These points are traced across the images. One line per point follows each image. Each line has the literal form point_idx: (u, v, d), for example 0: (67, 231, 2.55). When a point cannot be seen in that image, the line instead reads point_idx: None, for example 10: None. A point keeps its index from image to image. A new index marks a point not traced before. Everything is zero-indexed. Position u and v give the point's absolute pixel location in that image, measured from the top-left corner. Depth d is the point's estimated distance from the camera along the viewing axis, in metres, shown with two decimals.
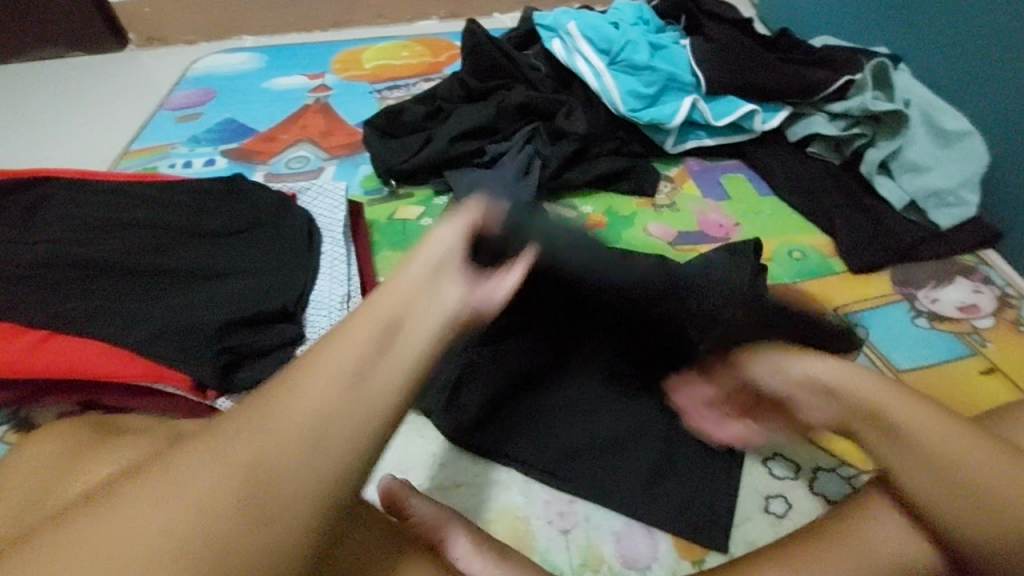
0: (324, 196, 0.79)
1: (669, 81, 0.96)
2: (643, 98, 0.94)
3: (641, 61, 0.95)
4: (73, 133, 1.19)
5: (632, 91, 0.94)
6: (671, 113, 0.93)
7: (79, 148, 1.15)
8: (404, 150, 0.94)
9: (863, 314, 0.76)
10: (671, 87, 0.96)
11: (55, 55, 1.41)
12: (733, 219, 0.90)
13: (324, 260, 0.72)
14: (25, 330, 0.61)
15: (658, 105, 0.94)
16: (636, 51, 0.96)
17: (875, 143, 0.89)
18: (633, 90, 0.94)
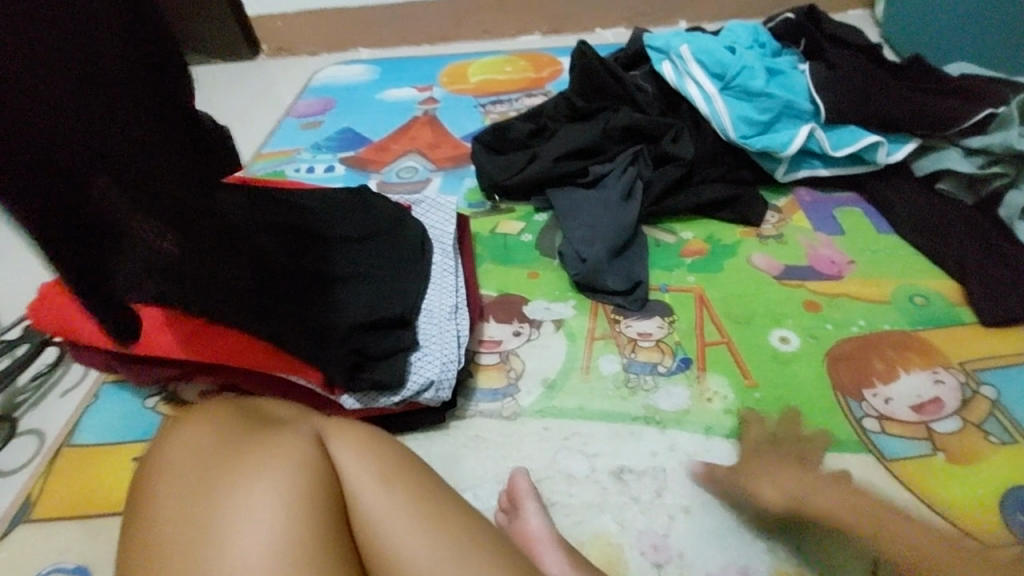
0: (436, 207, 0.85)
1: (788, 108, 0.92)
2: (758, 126, 0.91)
3: (758, 86, 0.92)
4: None
5: (748, 118, 0.91)
6: (788, 143, 0.90)
7: None
8: (509, 166, 0.98)
9: (995, 372, 0.70)
10: (787, 113, 0.92)
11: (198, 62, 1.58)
12: (847, 256, 0.86)
13: (434, 270, 0.77)
14: (176, 320, 0.67)
15: (774, 134, 0.91)
16: (753, 77, 0.93)
17: (1018, 184, 0.82)
18: (748, 117, 0.91)
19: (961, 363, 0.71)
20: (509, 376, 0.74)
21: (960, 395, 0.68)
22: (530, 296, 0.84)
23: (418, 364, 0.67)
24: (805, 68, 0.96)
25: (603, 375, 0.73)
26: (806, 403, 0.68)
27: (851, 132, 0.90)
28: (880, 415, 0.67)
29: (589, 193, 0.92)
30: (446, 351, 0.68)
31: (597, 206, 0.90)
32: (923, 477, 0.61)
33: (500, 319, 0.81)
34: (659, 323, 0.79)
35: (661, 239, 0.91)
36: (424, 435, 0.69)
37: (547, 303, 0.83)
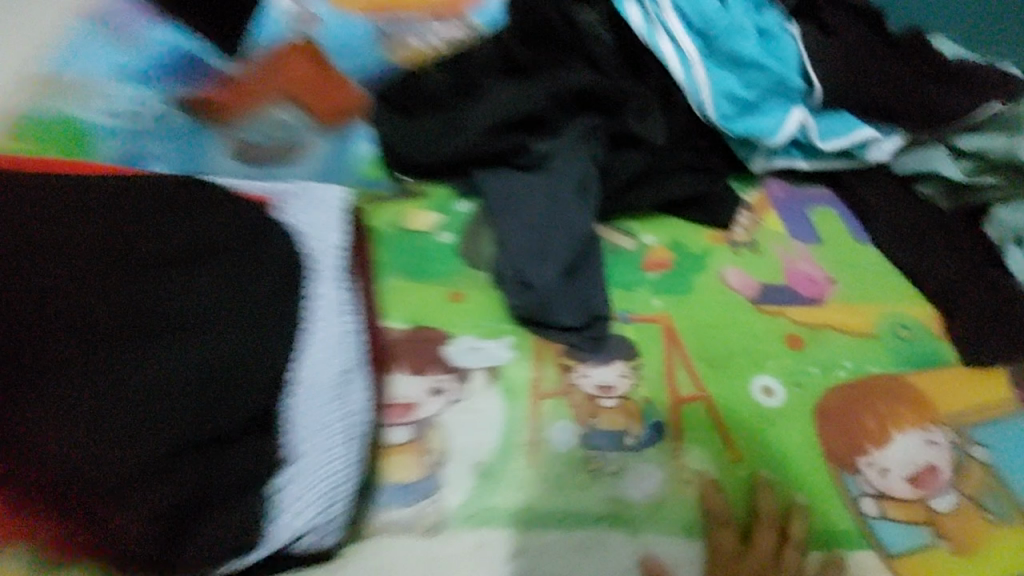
0: (319, 204, 0.61)
1: (779, 84, 0.74)
2: (744, 106, 0.73)
3: (747, 52, 0.73)
4: None
5: (733, 95, 0.73)
6: (777, 131, 0.73)
7: None
8: (421, 133, 0.72)
9: (984, 427, 0.62)
10: (777, 91, 0.74)
11: None
12: (827, 273, 0.73)
13: (319, 316, 0.53)
14: None
15: (761, 117, 0.73)
16: (741, 38, 0.73)
17: (1010, 200, 0.73)
18: (734, 95, 0.73)
19: (951, 418, 0.62)
20: (426, 463, 0.52)
21: (953, 460, 0.59)
22: (451, 329, 0.61)
23: (297, 484, 0.46)
24: (794, 30, 0.78)
25: (554, 455, 0.54)
26: (799, 480, 0.56)
27: (842, 121, 0.75)
28: (876, 494, 0.56)
29: (530, 181, 0.70)
30: (333, 461, 0.47)
31: (544, 203, 0.68)
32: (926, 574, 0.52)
33: (411, 368, 0.58)
34: (622, 371, 0.60)
35: (618, 245, 0.71)
36: (295, 574, 0.46)
37: (475, 340, 0.60)
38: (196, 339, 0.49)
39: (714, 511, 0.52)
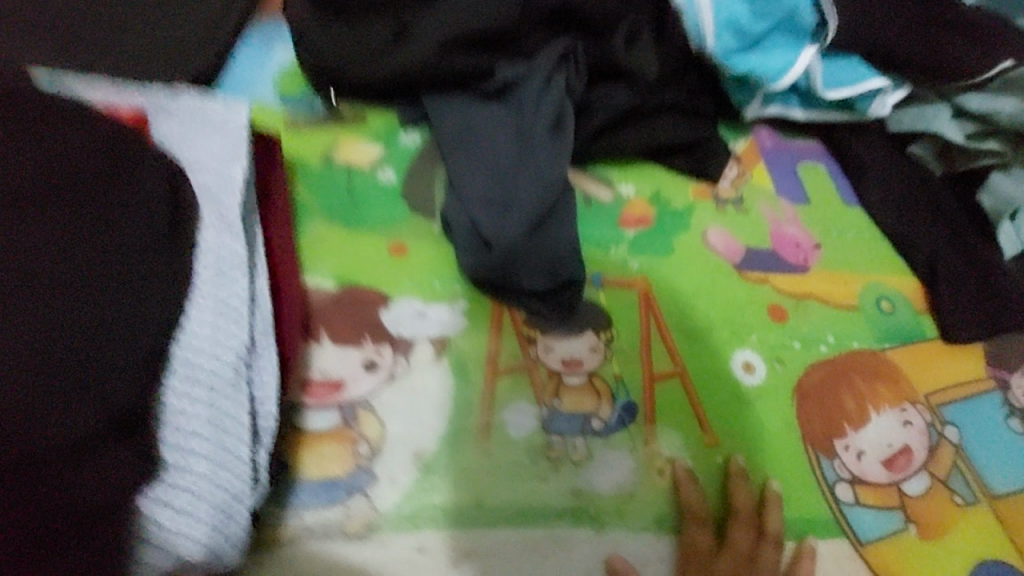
0: (194, 116, 0.48)
1: (789, 18, 0.64)
2: (748, 39, 0.63)
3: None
4: None
5: (737, 26, 0.62)
6: (779, 74, 0.64)
7: None
8: (360, 43, 0.59)
9: (955, 406, 0.60)
10: (783, 26, 0.64)
11: None
12: (813, 236, 0.67)
13: (205, 278, 0.42)
14: None
15: (764, 55, 0.64)
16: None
17: (1009, 168, 0.68)
18: (738, 26, 0.62)
19: (928, 397, 0.59)
20: (357, 454, 0.44)
21: (928, 443, 0.56)
22: (392, 290, 0.51)
23: (181, 497, 0.38)
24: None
25: (510, 441, 0.47)
26: (776, 466, 0.51)
27: (850, 67, 0.67)
28: (851, 478, 0.52)
29: (491, 112, 0.59)
30: (226, 466, 0.39)
31: (509, 143, 0.58)
32: (896, 563, 0.50)
33: (343, 337, 0.48)
34: (592, 344, 0.53)
35: (592, 196, 0.62)
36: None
37: (421, 305, 0.51)
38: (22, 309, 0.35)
39: (684, 504, 0.47)
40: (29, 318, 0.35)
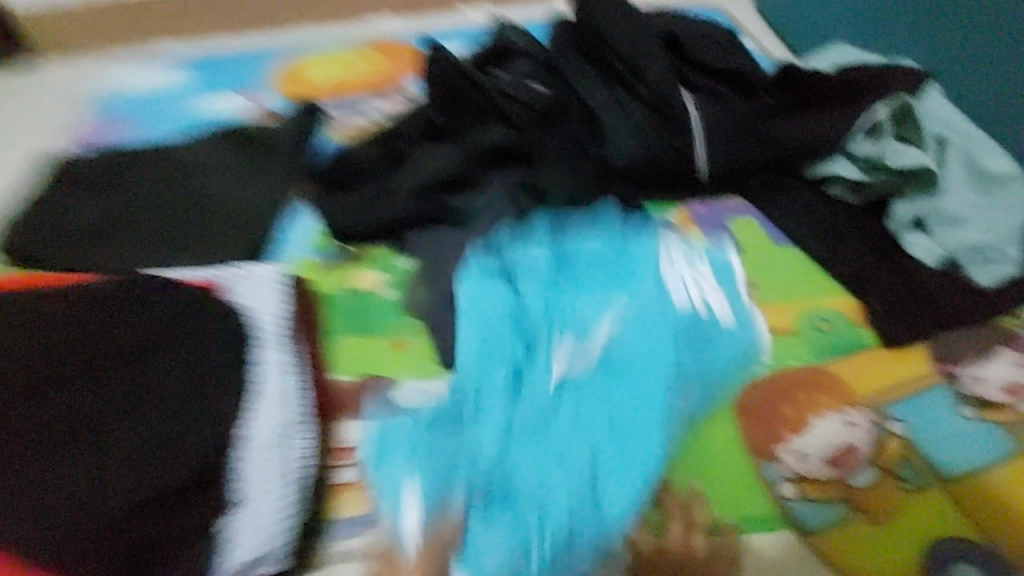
0: (254, 277, 0.67)
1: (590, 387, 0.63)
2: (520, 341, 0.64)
3: (596, 275, 0.70)
4: None
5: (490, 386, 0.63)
6: (548, 494, 0.57)
7: None
8: (359, 206, 0.79)
9: (902, 404, 0.65)
10: (613, 405, 0.61)
11: None
12: (747, 278, 0.78)
13: (259, 380, 0.59)
14: None
15: (541, 444, 0.59)
16: (628, 260, 0.71)
17: (904, 194, 0.77)
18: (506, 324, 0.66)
19: (870, 400, 0.65)
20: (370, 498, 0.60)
21: (873, 439, 0.62)
22: (398, 377, 0.69)
23: (237, 527, 0.53)
24: (687, 87, 0.86)
25: None
26: (718, 472, 0.61)
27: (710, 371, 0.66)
28: (795, 477, 0.60)
29: (453, 237, 0.75)
30: (264, 522, 0.54)
31: (461, 253, 0.73)
32: (840, 544, 0.57)
33: (358, 416, 0.65)
34: None
35: None
36: None
37: (417, 385, 0.68)
38: (145, 417, 0.55)
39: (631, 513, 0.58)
40: (147, 421, 0.54)
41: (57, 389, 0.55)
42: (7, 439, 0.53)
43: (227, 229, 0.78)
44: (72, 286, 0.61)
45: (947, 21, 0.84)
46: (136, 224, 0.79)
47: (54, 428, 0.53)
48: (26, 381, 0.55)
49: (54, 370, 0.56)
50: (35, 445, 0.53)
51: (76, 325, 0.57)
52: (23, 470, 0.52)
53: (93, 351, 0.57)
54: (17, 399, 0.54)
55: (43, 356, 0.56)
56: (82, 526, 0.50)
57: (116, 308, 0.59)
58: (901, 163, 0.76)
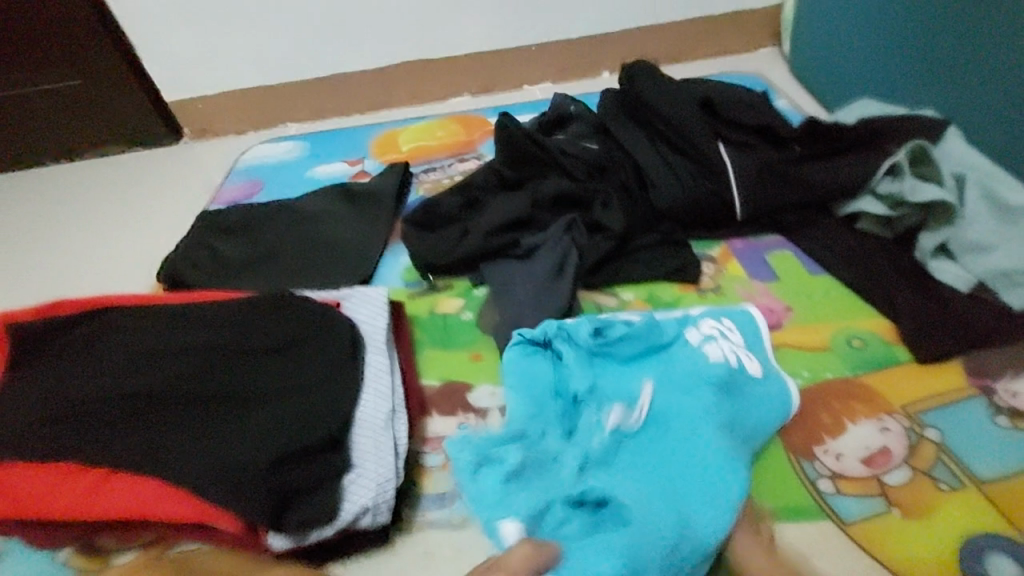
0: (362, 295, 0.77)
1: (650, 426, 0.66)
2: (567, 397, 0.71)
3: (633, 347, 0.73)
4: (125, 245, 1.22)
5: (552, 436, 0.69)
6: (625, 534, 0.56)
7: (126, 264, 1.18)
8: (441, 244, 0.95)
9: (937, 414, 0.71)
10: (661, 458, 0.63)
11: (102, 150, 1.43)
12: (784, 303, 0.86)
13: (368, 373, 0.69)
14: (86, 471, 0.58)
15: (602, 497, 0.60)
16: (661, 333, 0.73)
17: (927, 226, 0.84)
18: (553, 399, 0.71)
19: (904, 408, 0.71)
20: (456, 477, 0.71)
21: (907, 443, 0.68)
22: (475, 382, 0.81)
23: (351, 488, 0.60)
24: (723, 142, 0.95)
25: None
26: (759, 468, 0.67)
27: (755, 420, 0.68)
28: (832, 474, 0.66)
29: (520, 269, 0.90)
30: (372, 486, 0.60)
31: (527, 282, 0.87)
32: (879, 535, 0.62)
33: (443, 413, 0.78)
34: None
35: (601, 303, 0.90)
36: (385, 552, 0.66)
37: (491, 388, 0.80)
38: (278, 393, 0.65)
39: None
40: (279, 396, 0.64)
41: (204, 372, 0.65)
42: (159, 411, 0.62)
43: (339, 268, 0.97)
44: (218, 298, 0.74)
45: (962, 73, 0.93)
46: (269, 261, 0.99)
47: (199, 403, 0.63)
48: (179, 367, 0.65)
49: (203, 356, 0.67)
50: (185, 414, 0.62)
51: (224, 323, 0.70)
52: (169, 437, 0.60)
53: (236, 341, 0.68)
54: (170, 379, 0.64)
55: (194, 346, 0.67)
56: (226, 475, 0.57)
57: (254, 310, 0.71)
58: (919, 199, 0.82)
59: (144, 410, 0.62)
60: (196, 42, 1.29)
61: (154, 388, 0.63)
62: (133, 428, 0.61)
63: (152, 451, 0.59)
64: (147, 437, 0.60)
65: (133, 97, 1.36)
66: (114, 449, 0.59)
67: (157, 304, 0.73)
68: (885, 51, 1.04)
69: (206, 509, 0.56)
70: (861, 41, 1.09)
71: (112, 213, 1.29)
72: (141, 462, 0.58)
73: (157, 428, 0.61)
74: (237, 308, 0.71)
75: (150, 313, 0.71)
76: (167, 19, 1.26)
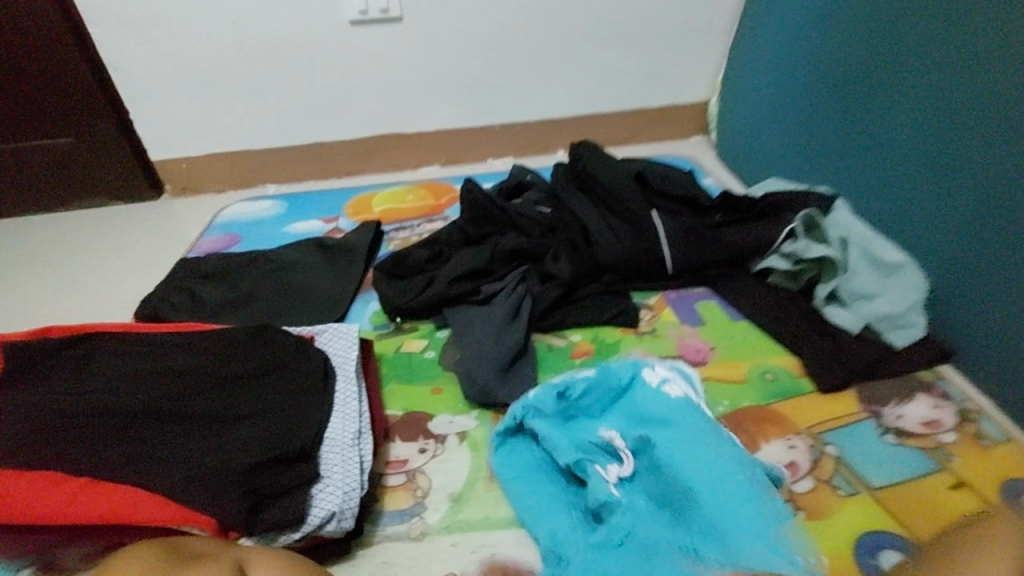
0: (336, 331, 0.84)
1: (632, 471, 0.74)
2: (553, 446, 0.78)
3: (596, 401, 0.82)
4: (99, 290, 1.27)
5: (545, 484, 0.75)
6: None
7: (99, 308, 1.23)
8: (409, 290, 1.04)
9: (837, 433, 0.82)
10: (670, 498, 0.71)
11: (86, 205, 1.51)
12: (709, 343, 0.99)
13: (337, 398, 0.75)
14: (68, 479, 0.63)
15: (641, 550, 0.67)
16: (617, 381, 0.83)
17: (823, 279, 1.00)
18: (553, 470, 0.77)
19: (809, 429, 0.83)
20: (416, 495, 0.77)
21: (811, 458, 0.79)
22: (436, 412, 0.88)
23: (319, 497, 0.66)
24: (657, 210, 1.10)
25: None
26: None
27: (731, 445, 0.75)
28: None
29: (479, 311, 0.99)
30: (339, 496, 0.66)
31: (485, 324, 0.96)
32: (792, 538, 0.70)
33: (406, 439, 0.84)
34: None
35: (553, 343, 1.01)
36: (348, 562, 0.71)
37: (451, 416, 0.88)
38: (252, 410, 0.71)
39: None
40: (255, 413, 0.70)
41: (186, 391, 0.71)
42: (142, 425, 0.67)
43: (311, 310, 1.05)
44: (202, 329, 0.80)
45: (841, 152, 1.11)
46: (245, 304, 1.06)
47: (180, 418, 0.69)
48: (163, 387, 0.71)
49: (185, 377, 0.73)
50: (166, 428, 0.68)
51: (206, 348, 0.76)
52: (152, 447, 0.66)
53: (216, 364, 0.75)
54: (153, 396, 0.70)
55: (177, 368, 0.73)
56: (202, 481, 0.63)
57: (234, 338, 0.78)
58: (813, 255, 0.99)
59: (127, 424, 0.67)
60: (189, 112, 1.42)
61: (137, 405, 0.69)
62: (117, 439, 0.66)
63: (134, 459, 0.64)
64: (130, 449, 0.65)
65: (120, 157, 1.46)
66: (96, 460, 0.64)
67: (143, 332, 0.79)
68: (786, 140, 1.26)
69: (187, 512, 0.61)
70: (770, 132, 1.31)
71: (90, 262, 1.35)
72: (123, 469, 0.63)
73: (141, 440, 0.66)
74: (217, 336, 0.78)
75: (137, 340, 0.77)
76: (164, 91, 1.39)
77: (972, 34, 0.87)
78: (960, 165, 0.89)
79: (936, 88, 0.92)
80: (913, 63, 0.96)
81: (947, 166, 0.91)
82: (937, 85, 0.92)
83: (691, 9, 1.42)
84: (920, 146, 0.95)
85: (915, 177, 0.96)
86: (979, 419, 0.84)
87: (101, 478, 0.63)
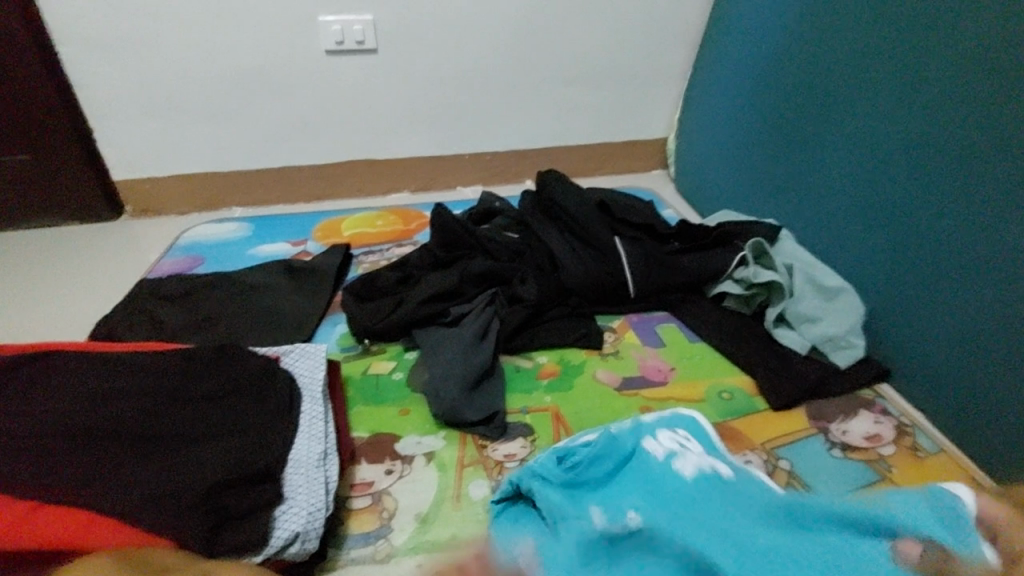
0: (304, 351, 0.83)
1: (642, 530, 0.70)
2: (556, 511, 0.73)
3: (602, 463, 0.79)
4: (47, 312, 1.22)
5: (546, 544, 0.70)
6: None
7: (47, 330, 1.18)
8: (377, 312, 1.05)
9: (787, 448, 0.87)
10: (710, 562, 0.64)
11: (39, 224, 1.47)
12: (670, 364, 1.03)
13: (302, 419, 0.74)
14: (11, 502, 0.60)
15: None
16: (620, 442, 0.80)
17: (773, 302, 1.07)
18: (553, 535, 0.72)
19: (762, 444, 0.87)
20: (382, 516, 0.77)
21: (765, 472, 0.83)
22: (403, 433, 0.89)
23: (282, 519, 0.65)
24: (620, 237, 1.15)
25: (474, 502, 0.80)
26: None
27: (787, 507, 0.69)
28: None
29: (447, 332, 1.01)
30: (303, 519, 0.65)
31: (453, 345, 0.97)
32: None
33: (372, 460, 0.84)
34: (523, 443, 0.88)
35: (520, 364, 1.03)
36: None
37: (418, 437, 0.88)
38: (213, 430, 0.69)
39: None
40: (215, 433, 0.69)
41: (142, 411, 0.69)
42: (96, 446, 0.65)
43: (277, 331, 1.04)
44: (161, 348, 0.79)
45: (787, 187, 1.20)
46: (208, 325, 1.04)
47: (136, 438, 0.67)
48: (118, 407, 0.69)
49: (142, 397, 0.71)
50: (121, 449, 0.66)
51: (166, 368, 0.75)
52: (104, 469, 0.63)
53: (174, 384, 0.73)
54: (107, 416, 0.68)
55: (134, 388, 0.72)
56: (158, 501, 0.61)
57: (195, 357, 0.77)
58: (762, 280, 1.06)
59: (79, 445, 0.65)
60: (156, 133, 1.41)
61: (91, 425, 0.67)
62: (67, 461, 0.63)
63: (85, 481, 0.62)
64: (80, 472, 0.63)
65: (79, 176, 1.43)
66: (42, 482, 0.61)
67: (100, 352, 0.77)
68: (737, 175, 1.35)
69: (143, 534, 0.60)
70: (724, 167, 1.40)
71: (40, 283, 1.30)
72: (71, 492, 0.61)
73: (92, 462, 0.64)
74: (178, 355, 0.77)
75: (92, 359, 0.75)
76: (131, 112, 1.38)
77: (897, 82, 0.97)
78: (890, 199, 0.97)
79: (867, 129, 1.02)
80: (849, 108, 1.05)
81: (879, 200, 0.99)
82: (865, 128, 1.02)
83: (651, 53, 1.52)
84: (855, 182, 1.03)
85: (851, 209, 1.04)
86: (914, 434, 0.90)
87: (49, 502, 0.60)
